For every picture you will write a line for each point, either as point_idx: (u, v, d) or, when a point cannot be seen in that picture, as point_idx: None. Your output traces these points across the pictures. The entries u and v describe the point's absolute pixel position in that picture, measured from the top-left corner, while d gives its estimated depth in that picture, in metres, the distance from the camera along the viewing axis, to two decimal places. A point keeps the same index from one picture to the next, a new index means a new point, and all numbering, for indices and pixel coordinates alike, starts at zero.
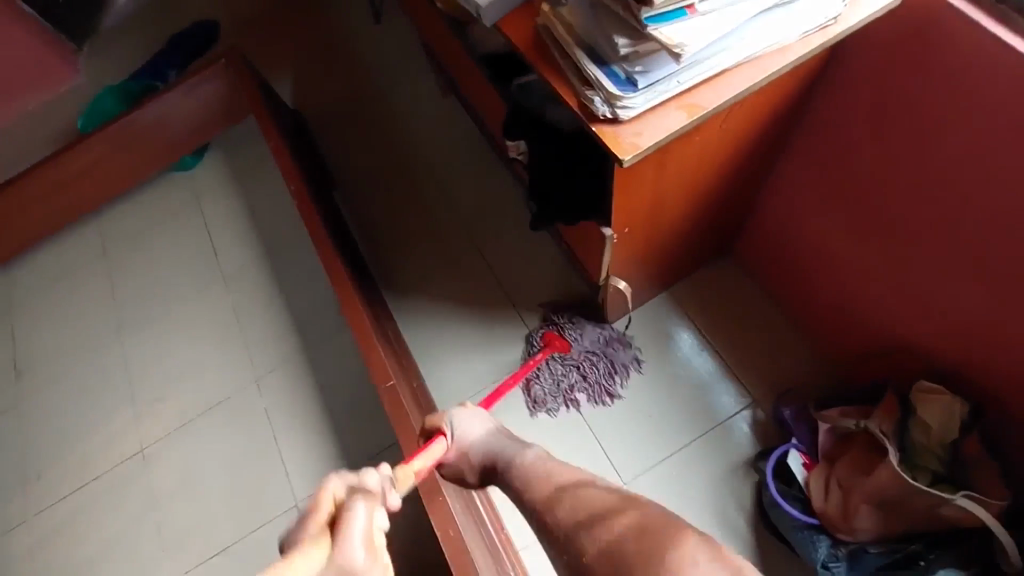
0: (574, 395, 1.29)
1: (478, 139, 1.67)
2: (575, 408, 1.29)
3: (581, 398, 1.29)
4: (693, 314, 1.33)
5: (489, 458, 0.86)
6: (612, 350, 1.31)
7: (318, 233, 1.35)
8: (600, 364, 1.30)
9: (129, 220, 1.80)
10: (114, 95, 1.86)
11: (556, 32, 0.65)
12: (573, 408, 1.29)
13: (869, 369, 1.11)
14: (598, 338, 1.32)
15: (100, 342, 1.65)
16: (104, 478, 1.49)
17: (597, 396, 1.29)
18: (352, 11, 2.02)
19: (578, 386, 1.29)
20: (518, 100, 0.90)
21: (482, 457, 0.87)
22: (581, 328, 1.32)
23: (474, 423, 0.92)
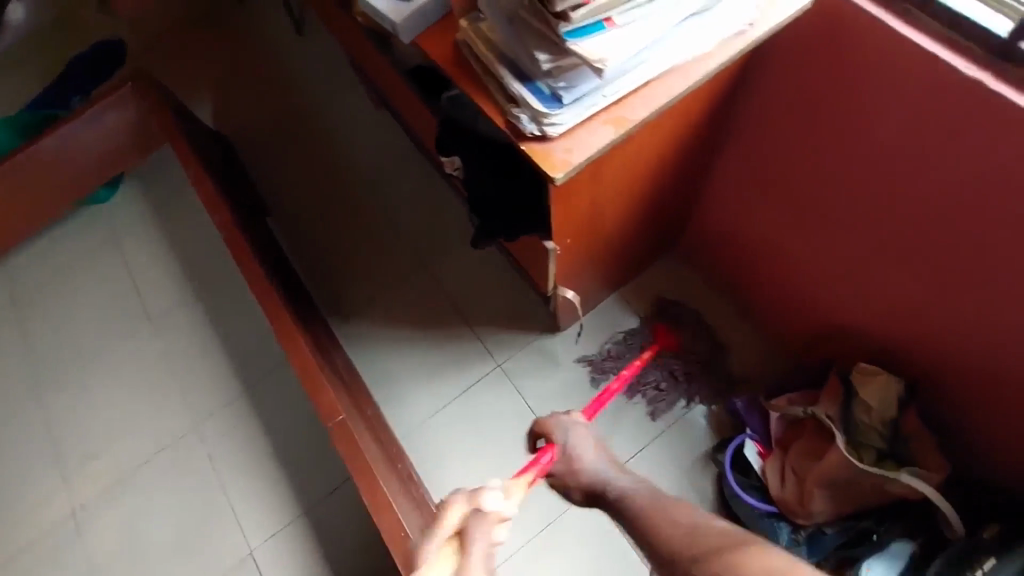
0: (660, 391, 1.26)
1: (415, 153, 1.63)
2: (656, 404, 1.26)
3: (663, 397, 1.26)
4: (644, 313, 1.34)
5: (596, 486, 0.80)
6: (711, 356, 1.27)
7: (250, 263, 1.28)
8: (698, 367, 1.26)
9: (37, 263, 1.65)
10: (2, 129, 1.67)
11: (477, 49, 0.63)
12: (655, 403, 1.26)
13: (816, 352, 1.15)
14: (707, 353, 1.27)
15: (12, 398, 1.51)
16: (29, 549, 1.35)
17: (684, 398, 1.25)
18: (272, 25, 1.94)
19: (669, 383, 1.26)
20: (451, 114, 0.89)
21: (591, 482, 0.81)
22: (683, 323, 1.30)
23: (584, 438, 0.85)
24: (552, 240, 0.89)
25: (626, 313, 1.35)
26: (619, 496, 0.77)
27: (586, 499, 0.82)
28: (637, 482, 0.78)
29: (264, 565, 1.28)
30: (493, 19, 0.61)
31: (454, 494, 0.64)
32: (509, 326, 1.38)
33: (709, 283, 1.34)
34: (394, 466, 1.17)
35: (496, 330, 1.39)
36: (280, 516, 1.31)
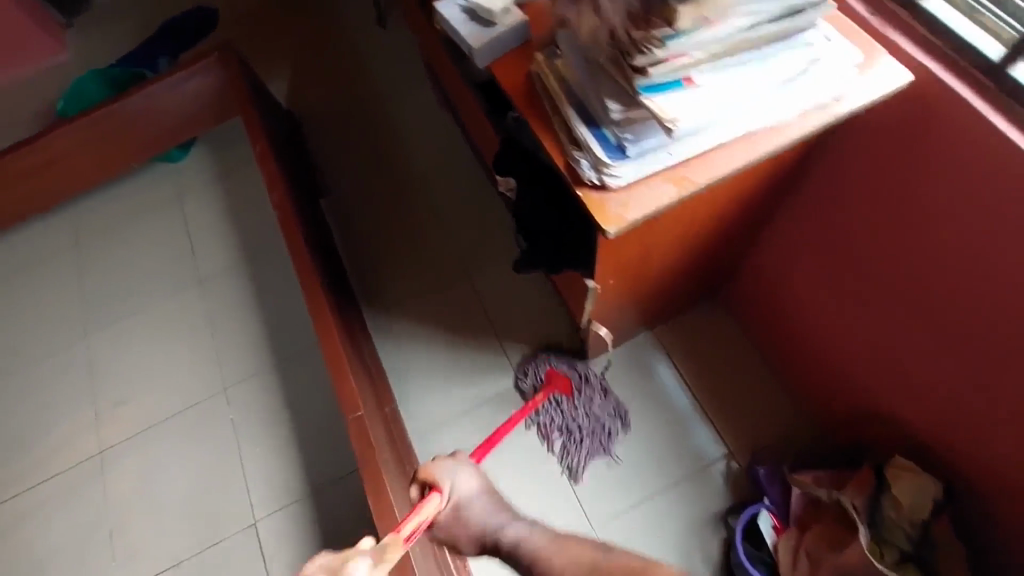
0: (559, 440, 1.25)
1: (472, 159, 1.65)
2: (554, 454, 1.25)
3: (560, 447, 1.25)
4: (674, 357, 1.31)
5: None
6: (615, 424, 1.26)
7: (296, 241, 1.31)
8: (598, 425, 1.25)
9: (108, 209, 1.76)
10: (94, 79, 1.78)
11: (548, 85, 0.63)
12: (553, 453, 1.25)
13: (849, 433, 1.11)
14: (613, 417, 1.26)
15: (66, 332, 1.61)
16: (56, 477, 1.44)
17: (580, 464, 1.23)
18: (356, 14, 2.01)
19: (567, 436, 1.25)
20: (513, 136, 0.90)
21: None
22: (594, 381, 1.28)
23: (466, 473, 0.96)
24: (594, 279, 0.87)
25: (657, 355, 1.32)
26: None
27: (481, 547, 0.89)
28: None
29: (263, 537, 1.32)
30: (569, 60, 0.61)
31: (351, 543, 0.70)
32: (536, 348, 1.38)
33: (748, 339, 1.29)
34: (401, 467, 1.18)
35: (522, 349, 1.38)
36: (285, 492, 1.35)
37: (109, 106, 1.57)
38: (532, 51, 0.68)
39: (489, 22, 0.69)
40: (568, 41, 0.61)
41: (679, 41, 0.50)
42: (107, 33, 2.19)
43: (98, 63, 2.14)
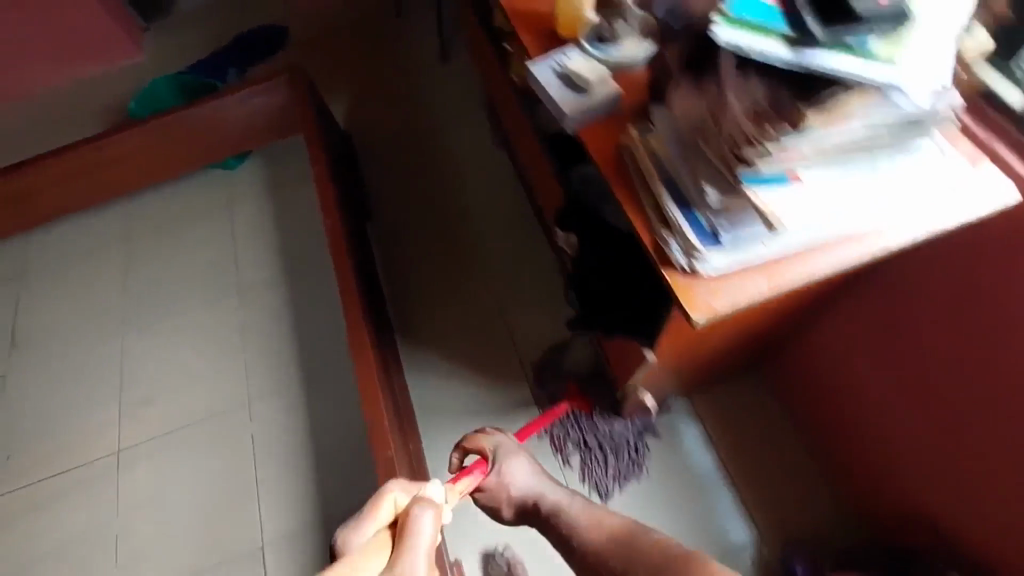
0: (575, 457, 1.26)
1: (522, 204, 1.69)
2: (568, 469, 1.25)
3: (576, 464, 1.26)
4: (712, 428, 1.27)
5: (532, 498, 0.98)
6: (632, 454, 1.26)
7: (345, 268, 1.34)
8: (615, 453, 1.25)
9: (159, 209, 1.80)
10: (167, 86, 1.85)
11: (640, 159, 0.62)
12: (568, 468, 1.26)
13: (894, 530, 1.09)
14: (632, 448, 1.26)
15: (103, 327, 1.63)
16: (70, 474, 1.43)
17: (597, 486, 1.24)
18: (421, 47, 2.07)
19: (584, 456, 1.26)
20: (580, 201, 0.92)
21: (525, 496, 0.98)
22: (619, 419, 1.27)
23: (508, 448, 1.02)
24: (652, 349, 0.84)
25: (692, 424, 1.28)
26: (552, 508, 0.96)
27: (517, 512, 1.01)
28: (569, 496, 0.98)
29: (268, 564, 1.29)
30: (665, 138, 0.60)
31: (392, 488, 0.77)
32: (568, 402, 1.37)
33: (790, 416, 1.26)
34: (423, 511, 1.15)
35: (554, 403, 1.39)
36: (297, 518, 1.32)
37: (179, 114, 1.63)
38: (622, 122, 0.68)
39: (577, 86, 0.69)
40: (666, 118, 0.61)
41: (796, 139, 0.49)
42: (181, 41, 2.28)
43: (169, 67, 2.23)
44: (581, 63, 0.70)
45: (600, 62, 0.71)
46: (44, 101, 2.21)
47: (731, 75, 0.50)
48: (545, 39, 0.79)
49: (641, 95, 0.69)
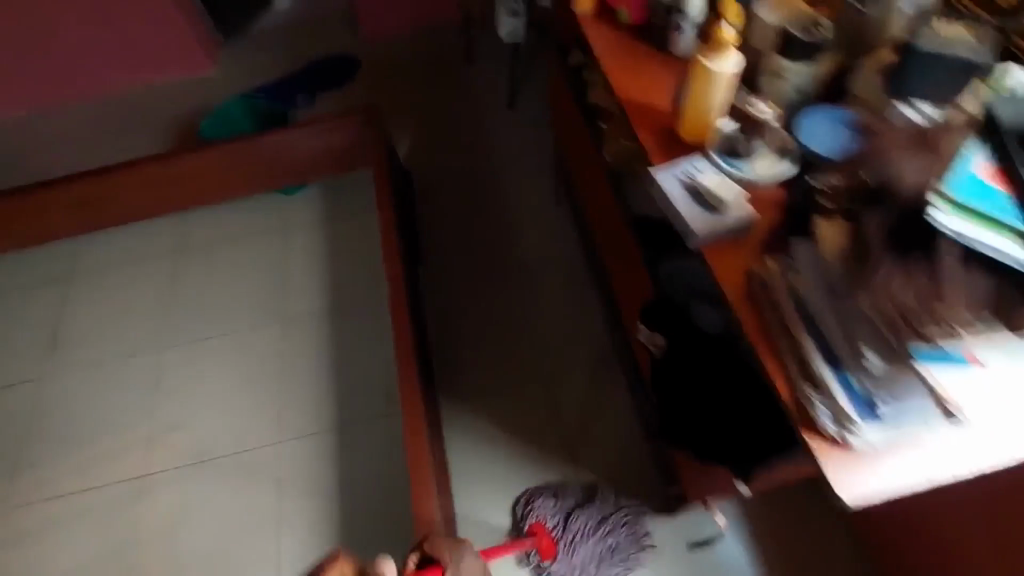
0: None
1: (578, 264, 1.66)
2: None
3: None
4: (760, 529, 1.27)
5: None
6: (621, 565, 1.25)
7: (402, 329, 1.36)
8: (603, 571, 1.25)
9: (214, 228, 1.82)
10: (242, 108, 1.90)
11: (776, 297, 0.59)
12: None
13: None
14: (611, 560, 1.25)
15: (144, 342, 1.64)
16: (90, 494, 1.41)
17: None
18: (489, 92, 2.08)
19: None
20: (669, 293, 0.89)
21: None
22: (589, 529, 1.27)
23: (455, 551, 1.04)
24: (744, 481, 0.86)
25: (733, 525, 1.28)
26: None
27: None
28: None
29: None
30: (809, 281, 0.58)
31: None
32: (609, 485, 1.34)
33: (841, 528, 1.26)
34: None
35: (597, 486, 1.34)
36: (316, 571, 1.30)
37: (250, 139, 1.64)
38: (754, 246, 0.64)
39: (707, 204, 0.66)
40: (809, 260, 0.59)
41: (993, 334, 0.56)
42: (255, 59, 2.34)
43: (239, 84, 2.28)
44: (713, 179, 0.68)
45: (734, 178, 0.68)
46: (116, 103, 2.27)
47: (955, 275, 0.55)
48: (664, 135, 0.75)
49: (776, 219, 0.65)
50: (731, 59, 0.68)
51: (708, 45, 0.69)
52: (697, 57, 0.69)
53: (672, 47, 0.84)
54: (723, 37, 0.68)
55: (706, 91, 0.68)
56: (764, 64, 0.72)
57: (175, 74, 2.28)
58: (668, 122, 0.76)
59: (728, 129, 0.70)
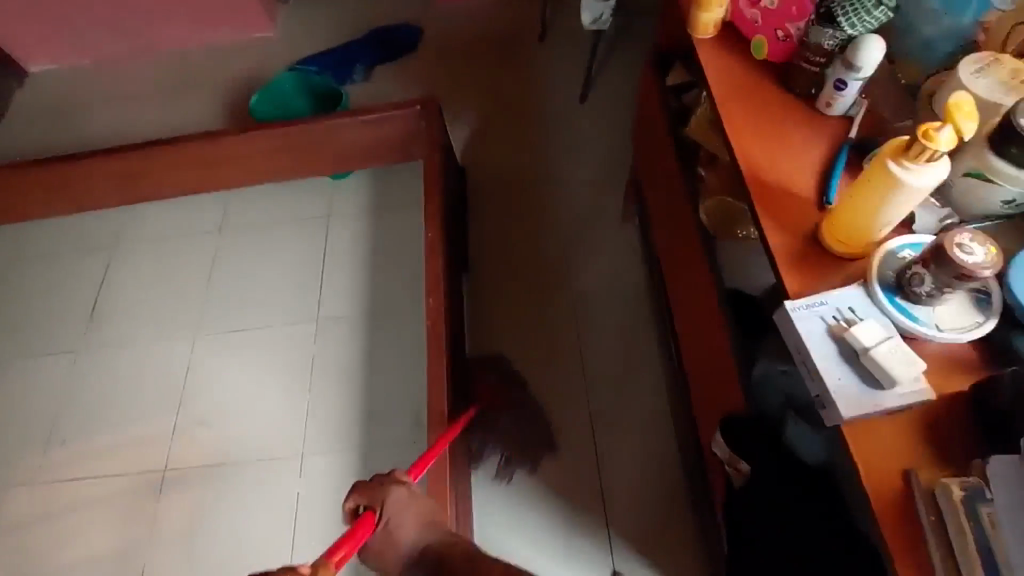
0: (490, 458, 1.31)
1: (639, 294, 1.49)
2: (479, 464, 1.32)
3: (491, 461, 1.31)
4: None
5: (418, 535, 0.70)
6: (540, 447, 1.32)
7: (439, 361, 1.23)
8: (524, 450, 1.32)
9: (258, 209, 1.74)
10: (295, 81, 1.77)
11: (964, 551, 0.49)
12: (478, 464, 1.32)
13: None
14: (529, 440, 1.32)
15: (179, 325, 1.60)
16: (121, 478, 1.43)
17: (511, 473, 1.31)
18: (561, 79, 1.87)
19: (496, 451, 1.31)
20: (766, 422, 0.75)
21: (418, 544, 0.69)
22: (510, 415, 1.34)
23: (402, 512, 0.72)
24: None
25: None
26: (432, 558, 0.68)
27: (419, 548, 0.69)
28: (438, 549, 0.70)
29: None
30: (1006, 534, 0.47)
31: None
32: (643, 558, 1.21)
33: None
34: None
35: (631, 557, 1.22)
36: None
37: (297, 122, 1.51)
38: (927, 452, 0.54)
39: (861, 371, 0.57)
40: (1013, 504, 0.47)
41: None
42: (315, 20, 2.20)
43: (297, 47, 2.16)
44: (873, 339, 0.56)
45: (897, 326, 0.58)
46: (176, 59, 2.21)
47: None
48: (798, 237, 0.62)
49: (958, 414, 0.55)
50: (931, 173, 0.53)
51: (906, 145, 0.54)
52: (883, 161, 0.55)
53: (822, 102, 0.66)
54: (931, 146, 0.52)
55: (876, 209, 0.57)
56: (964, 159, 0.62)
57: (237, 36, 2.20)
58: (805, 222, 0.62)
59: (897, 251, 0.61)
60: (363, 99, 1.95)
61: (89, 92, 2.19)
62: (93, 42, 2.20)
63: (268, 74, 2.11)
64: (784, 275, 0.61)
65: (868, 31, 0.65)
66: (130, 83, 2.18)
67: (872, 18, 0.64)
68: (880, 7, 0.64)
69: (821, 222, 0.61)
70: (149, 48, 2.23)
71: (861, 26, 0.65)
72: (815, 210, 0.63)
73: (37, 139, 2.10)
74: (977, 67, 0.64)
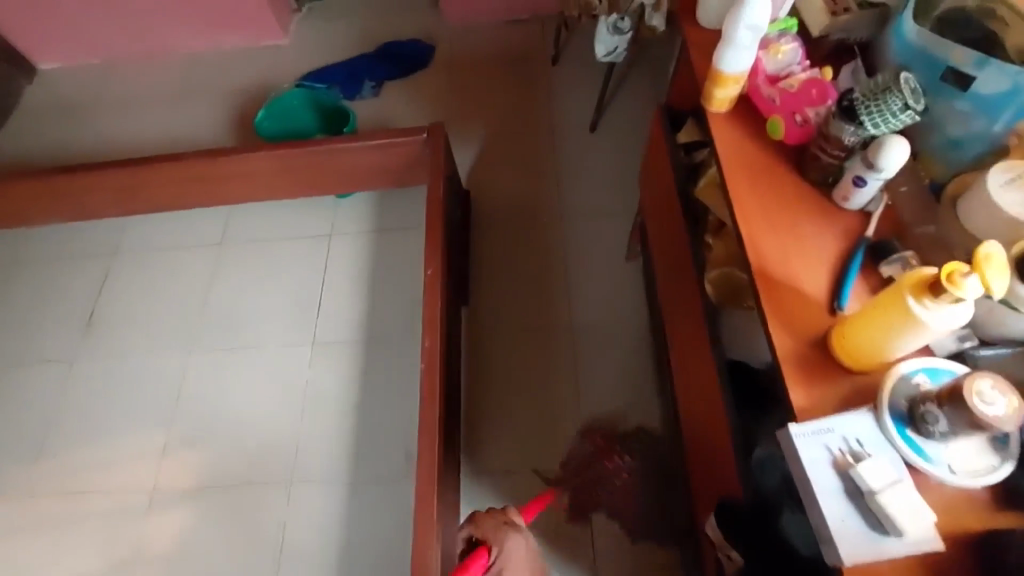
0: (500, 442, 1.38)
1: (639, 335, 1.46)
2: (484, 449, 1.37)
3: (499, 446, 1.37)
4: None
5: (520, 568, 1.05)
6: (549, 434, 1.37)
7: (431, 405, 1.20)
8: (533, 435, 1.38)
9: (259, 225, 1.72)
10: (303, 96, 1.74)
11: None
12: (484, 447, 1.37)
13: None
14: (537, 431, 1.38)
15: (173, 341, 1.58)
16: (107, 496, 1.41)
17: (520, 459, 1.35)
18: (572, 106, 1.85)
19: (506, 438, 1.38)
20: (764, 513, 0.71)
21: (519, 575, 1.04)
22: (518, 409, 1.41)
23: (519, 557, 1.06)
24: None
25: None
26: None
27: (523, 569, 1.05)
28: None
29: None
30: None
31: None
32: None
33: None
34: None
35: None
36: None
37: (304, 144, 1.49)
38: None
39: (864, 509, 0.54)
40: None
41: None
42: (328, 30, 2.18)
43: (308, 57, 2.14)
44: (883, 481, 0.53)
45: (904, 458, 0.55)
46: (187, 64, 2.19)
47: None
48: (807, 342, 0.60)
49: (963, 561, 0.52)
50: (954, 312, 0.51)
51: (927, 279, 0.51)
52: (903, 295, 0.52)
53: (838, 195, 0.65)
54: (954, 288, 0.49)
55: (890, 339, 0.54)
56: None
57: (249, 44, 2.19)
58: (816, 329, 0.61)
59: (913, 378, 0.57)
60: (372, 115, 1.93)
61: (99, 93, 2.18)
62: (104, 43, 2.19)
63: (278, 83, 2.10)
64: (789, 379, 0.59)
65: (892, 131, 0.62)
66: (140, 86, 2.17)
67: (898, 120, 0.61)
68: (907, 109, 0.60)
69: (830, 332, 0.60)
70: (161, 52, 2.22)
71: (885, 126, 0.62)
72: (825, 313, 0.61)
73: (45, 139, 2.09)
74: (1010, 177, 0.60)
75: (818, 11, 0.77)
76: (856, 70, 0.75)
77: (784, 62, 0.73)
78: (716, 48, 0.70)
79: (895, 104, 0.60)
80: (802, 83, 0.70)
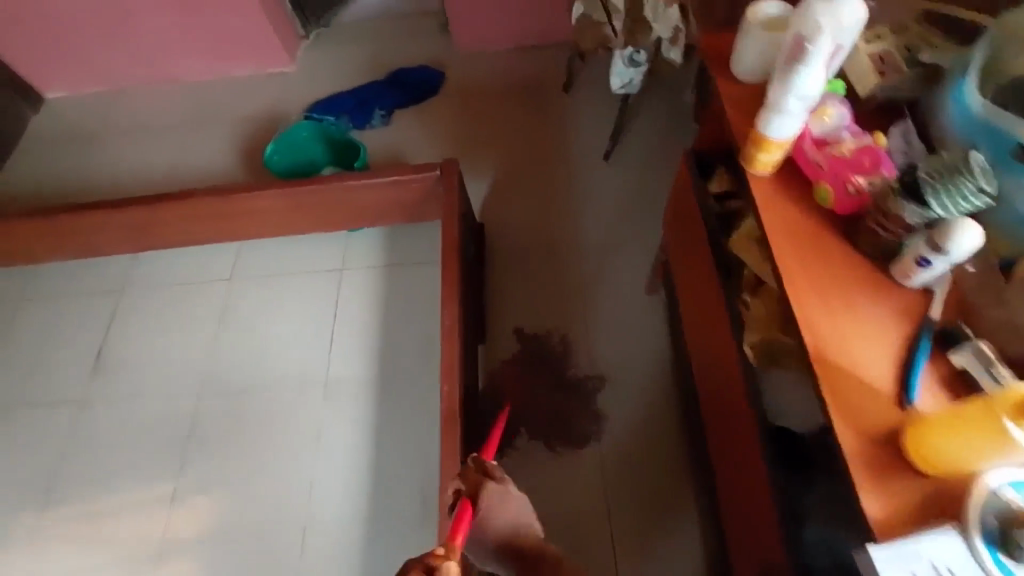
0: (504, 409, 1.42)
1: (661, 372, 1.43)
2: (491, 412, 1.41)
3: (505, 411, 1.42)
4: None
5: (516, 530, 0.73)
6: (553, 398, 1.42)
7: (452, 458, 1.14)
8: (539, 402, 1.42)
9: (268, 260, 1.69)
10: (311, 130, 1.73)
11: None
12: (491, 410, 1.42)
13: None
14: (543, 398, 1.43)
15: (181, 382, 1.54)
16: (116, 546, 1.37)
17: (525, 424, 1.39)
18: (586, 133, 1.82)
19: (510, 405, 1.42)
20: None
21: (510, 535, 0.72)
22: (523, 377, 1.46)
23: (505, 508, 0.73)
24: None
25: None
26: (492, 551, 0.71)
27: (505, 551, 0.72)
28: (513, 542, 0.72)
29: None
30: None
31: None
32: None
33: None
34: None
35: None
36: None
37: (314, 181, 1.47)
38: None
39: None
40: None
41: None
42: (336, 57, 2.17)
43: (316, 84, 2.12)
44: None
45: None
46: (194, 92, 2.18)
47: None
48: (877, 440, 0.58)
49: None
50: None
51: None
52: (1000, 416, 0.49)
53: (898, 271, 0.64)
54: None
55: (981, 455, 0.52)
56: None
57: (257, 72, 2.18)
58: (886, 423, 0.58)
59: (1001, 490, 0.53)
60: (381, 143, 1.91)
61: (105, 122, 2.16)
62: (112, 73, 2.18)
63: (286, 111, 2.08)
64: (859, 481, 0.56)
65: (962, 214, 0.59)
66: (147, 115, 2.15)
67: (969, 203, 0.58)
68: (979, 193, 0.57)
69: (903, 430, 0.57)
70: (168, 80, 2.20)
71: (954, 208, 0.59)
72: (894, 405, 0.59)
73: (51, 171, 2.07)
74: None
75: (868, 69, 0.79)
76: (906, 132, 0.74)
77: (832, 124, 0.71)
78: (762, 110, 0.68)
79: (967, 188, 0.57)
80: (852, 150, 0.69)
